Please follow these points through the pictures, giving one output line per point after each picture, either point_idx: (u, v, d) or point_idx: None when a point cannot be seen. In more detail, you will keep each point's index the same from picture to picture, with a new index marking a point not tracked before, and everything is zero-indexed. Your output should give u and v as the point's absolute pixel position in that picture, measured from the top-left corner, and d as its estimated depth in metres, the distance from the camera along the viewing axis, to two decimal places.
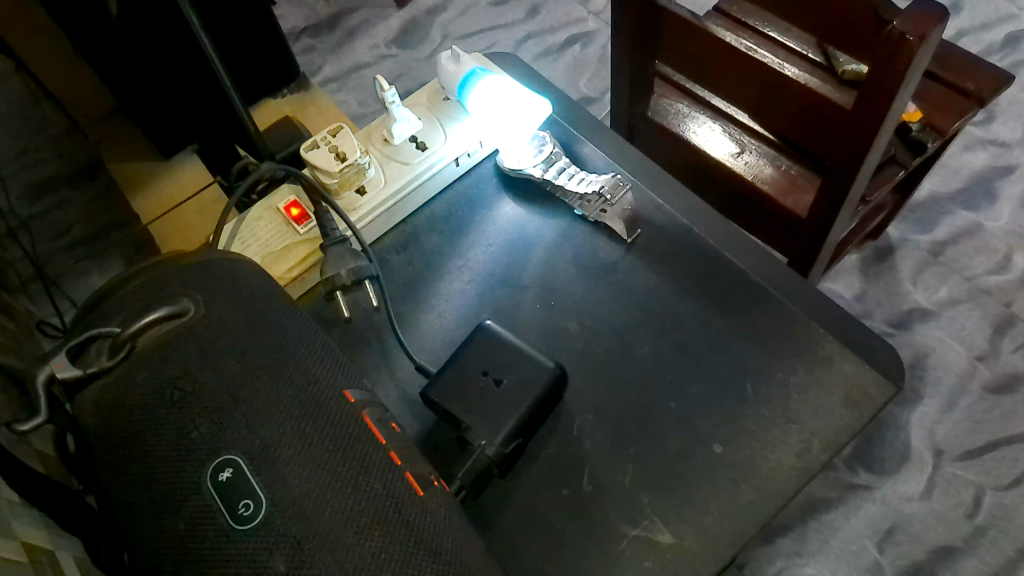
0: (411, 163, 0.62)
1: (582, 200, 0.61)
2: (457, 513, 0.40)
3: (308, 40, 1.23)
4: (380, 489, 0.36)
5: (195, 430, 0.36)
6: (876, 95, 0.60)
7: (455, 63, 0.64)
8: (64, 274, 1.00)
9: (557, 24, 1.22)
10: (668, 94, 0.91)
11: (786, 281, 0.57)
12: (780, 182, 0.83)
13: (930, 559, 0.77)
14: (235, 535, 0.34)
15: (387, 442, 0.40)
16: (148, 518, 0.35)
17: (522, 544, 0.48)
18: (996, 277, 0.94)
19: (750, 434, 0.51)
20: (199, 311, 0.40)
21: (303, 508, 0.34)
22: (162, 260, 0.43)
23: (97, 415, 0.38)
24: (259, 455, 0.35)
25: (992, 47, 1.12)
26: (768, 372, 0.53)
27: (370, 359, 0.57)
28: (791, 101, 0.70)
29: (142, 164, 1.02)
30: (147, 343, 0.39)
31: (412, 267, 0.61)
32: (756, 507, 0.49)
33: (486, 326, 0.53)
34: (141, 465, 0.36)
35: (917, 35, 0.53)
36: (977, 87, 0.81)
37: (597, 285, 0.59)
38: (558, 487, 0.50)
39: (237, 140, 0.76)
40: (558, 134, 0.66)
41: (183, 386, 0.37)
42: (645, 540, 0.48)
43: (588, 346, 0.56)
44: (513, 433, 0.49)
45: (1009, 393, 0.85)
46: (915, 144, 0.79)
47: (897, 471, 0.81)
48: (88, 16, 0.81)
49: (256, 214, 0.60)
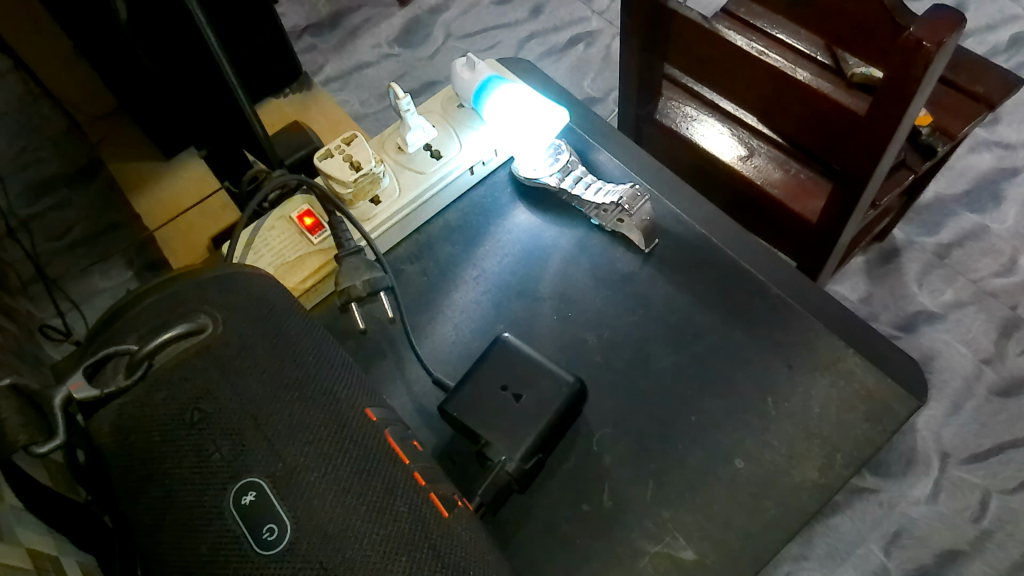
0: (425, 172, 0.62)
1: (599, 210, 0.61)
2: (482, 534, 0.39)
3: (309, 39, 1.21)
4: (405, 511, 0.36)
5: (216, 452, 0.35)
6: (890, 101, 0.59)
7: (470, 70, 0.64)
8: (66, 275, 0.98)
9: (560, 23, 1.21)
10: (676, 96, 0.90)
11: (803, 292, 0.56)
12: (791, 187, 0.82)
13: (937, 563, 0.76)
14: (259, 561, 0.33)
15: (410, 462, 0.39)
16: (169, 542, 0.35)
17: (543, 560, 0.48)
18: (1002, 279, 0.93)
19: (773, 449, 0.51)
20: (217, 328, 0.39)
21: (328, 533, 0.34)
22: (177, 276, 0.43)
23: (114, 435, 0.37)
24: (283, 478, 0.35)
25: (998, 48, 1.12)
26: (788, 385, 0.53)
27: (385, 371, 0.57)
28: (801, 106, 0.70)
29: (145, 165, 0.99)
30: (164, 361, 0.38)
31: (426, 277, 0.61)
32: (778, 523, 0.48)
33: (504, 340, 0.53)
34: (160, 487, 0.35)
35: (934, 41, 0.52)
36: (987, 90, 0.80)
37: (614, 295, 0.58)
38: (578, 502, 0.50)
39: (244, 143, 0.75)
40: (573, 142, 0.66)
41: (203, 407, 0.36)
42: (667, 556, 0.48)
43: (606, 358, 0.55)
44: (532, 449, 0.48)
45: (1016, 396, 0.85)
46: (926, 148, 0.78)
47: (904, 476, 0.81)
48: (92, 16, 0.80)
49: (268, 224, 0.59)
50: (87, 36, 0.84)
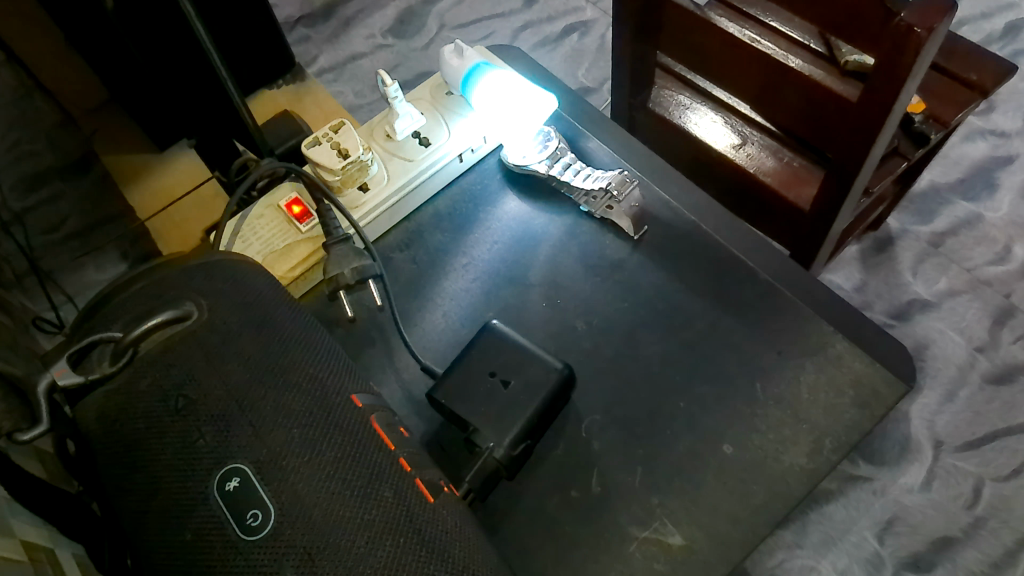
0: (414, 160, 0.62)
1: (588, 197, 0.61)
2: (468, 519, 0.39)
3: (302, 30, 1.21)
4: (390, 496, 0.36)
5: (200, 437, 0.35)
6: (881, 87, 0.59)
7: (458, 57, 0.63)
8: (59, 268, 0.98)
9: (555, 13, 1.20)
10: (669, 85, 0.89)
11: (793, 279, 0.56)
12: (783, 174, 0.82)
13: (930, 551, 0.76)
14: (243, 546, 0.33)
15: (396, 447, 0.39)
16: (154, 528, 0.35)
17: (532, 547, 0.48)
18: (996, 268, 0.93)
19: (761, 433, 0.51)
20: (202, 316, 0.39)
21: (312, 517, 0.34)
22: (163, 263, 0.43)
23: (99, 422, 0.37)
24: (267, 464, 0.35)
25: (992, 36, 1.12)
26: (777, 371, 0.53)
27: (375, 359, 0.57)
28: (794, 93, 0.69)
29: (138, 157, 0.99)
30: (149, 348, 0.38)
31: (415, 265, 0.61)
32: (767, 508, 0.48)
33: (492, 326, 0.53)
34: (146, 473, 0.35)
35: (925, 27, 0.52)
36: (981, 78, 0.79)
37: (603, 282, 0.58)
38: (567, 489, 0.50)
39: (235, 134, 0.75)
40: (562, 129, 0.66)
41: (187, 393, 0.36)
42: (655, 542, 0.48)
43: (595, 345, 0.55)
44: (521, 435, 0.48)
45: (1009, 384, 0.85)
46: (919, 136, 0.78)
47: (897, 463, 0.81)
48: (81, 5, 0.79)
49: (257, 212, 0.59)
50: (79, 28, 0.84)
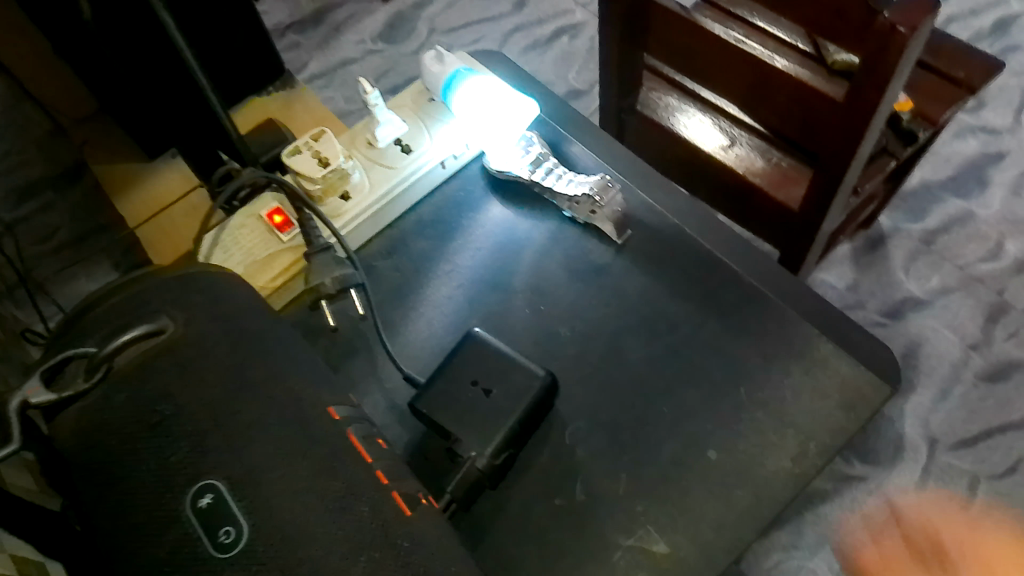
0: (396, 167, 0.61)
1: (571, 202, 0.60)
2: (447, 532, 0.39)
3: (292, 36, 1.20)
4: (366, 511, 0.36)
5: (175, 453, 0.35)
6: (866, 87, 0.59)
7: (439, 63, 0.64)
8: (48, 279, 0.97)
9: (544, 15, 1.20)
10: (657, 87, 0.89)
11: (780, 281, 0.56)
12: (772, 175, 0.82)
13: (925, 550, 0.76)
14: (215, 563, 0.33)
15: (373, 461, 0.39)
16: (124, 548, 0.34)
17: (516, 556, 0.48)
18: (988, 265, 0.93)
19: (746, 438, 0.51)
20: (178, 329, 0.39)
21: (286, 534, 0.33)
22: (138, 274, 0.42)
23: (73, 438, 0.37)
24: (241, 479, 0.34)
25: (982, 32, 1.11)
26: (762, 375, 0.52)
27: (358, 369, 0.56)
28: (782, 95, 0.69)
29: (130, 168, 1.00)
30: (124, 363, 0.38)
31: (399, 273, 0.60)
32: (753, 513, 0.48)
33: (475, 334, 0.53)
34: (119, 489, 0.35)
35: (909, 26, 0.52)
36: (968, 74, 0.80)
37: (589, 287, 0.58)
38: (552, 496, 0.49)
39: (222, 145, 0.74)
40: (546, 134, 0.65)
41: (162, 409, 0.36)
42: (640, 550, 0.47)
43: (580, 351, 0.55)
44: (502, 444, 0.48)
45: (1003, 381, 0.85)
46: (907, 134, 0.77)
47: (892, 463, 0.81)
48: (65, 16, 0.79)
49: (237, 222, 0.59)
50: (65, 39, 0.84)
